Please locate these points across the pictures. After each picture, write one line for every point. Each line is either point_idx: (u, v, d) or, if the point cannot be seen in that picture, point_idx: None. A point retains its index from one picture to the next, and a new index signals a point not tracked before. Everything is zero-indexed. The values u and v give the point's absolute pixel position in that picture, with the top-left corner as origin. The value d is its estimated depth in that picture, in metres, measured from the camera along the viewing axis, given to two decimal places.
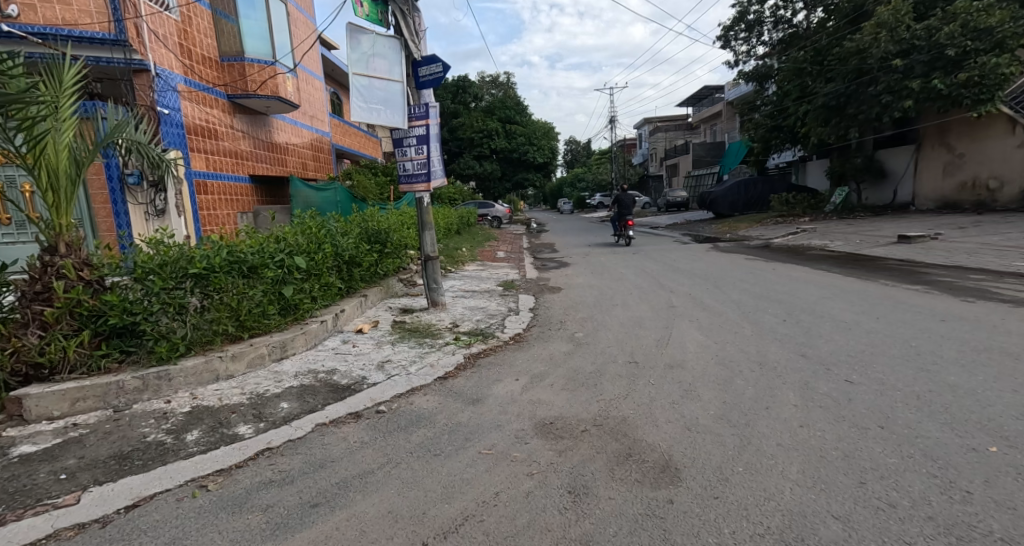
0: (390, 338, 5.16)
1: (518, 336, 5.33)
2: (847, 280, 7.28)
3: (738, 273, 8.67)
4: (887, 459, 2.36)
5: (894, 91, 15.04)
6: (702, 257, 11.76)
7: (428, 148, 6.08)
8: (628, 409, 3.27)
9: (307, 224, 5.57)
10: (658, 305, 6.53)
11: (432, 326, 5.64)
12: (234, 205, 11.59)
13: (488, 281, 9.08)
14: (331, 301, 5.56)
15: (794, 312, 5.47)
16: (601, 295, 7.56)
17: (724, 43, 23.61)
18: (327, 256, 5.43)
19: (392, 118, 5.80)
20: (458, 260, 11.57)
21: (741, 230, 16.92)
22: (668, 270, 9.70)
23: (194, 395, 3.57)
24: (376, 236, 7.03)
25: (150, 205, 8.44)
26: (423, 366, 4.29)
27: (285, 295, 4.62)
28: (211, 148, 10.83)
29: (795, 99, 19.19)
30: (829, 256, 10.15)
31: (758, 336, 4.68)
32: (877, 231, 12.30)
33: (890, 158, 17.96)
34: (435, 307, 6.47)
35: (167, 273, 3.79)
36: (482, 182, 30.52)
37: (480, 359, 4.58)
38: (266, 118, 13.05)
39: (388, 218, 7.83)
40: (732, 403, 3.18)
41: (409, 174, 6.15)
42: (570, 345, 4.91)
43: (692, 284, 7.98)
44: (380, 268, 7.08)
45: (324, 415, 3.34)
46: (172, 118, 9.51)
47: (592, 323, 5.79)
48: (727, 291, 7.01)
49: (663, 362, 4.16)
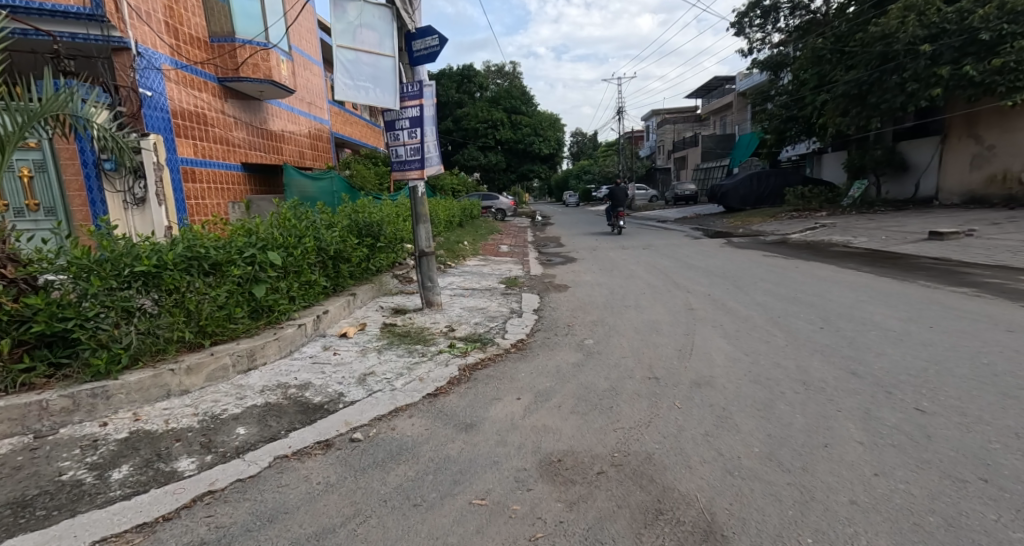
0: (376, 344, 4.60)
1: (521, 342, 4.77)
2: (883, 281, 6.67)
3: (759, 271, 8.08)
4: (1009, 534, 1.78)
5: (920, 78, 14.34)
6: (717, 253, 11.14)
7: (422, 131, 5.47)
8: (651, 443, 2.69)
9: (287, 217, 5.01)
10: (675, 307, 5.96)
11: (425, 330, 5.10)
12: (224, 194, 11.04)
13: (490, 278, 8.53)
14: (312, 302, 5.01)
15: (831, 318, 4.87)
16: (612, 294, 6.99)
17: (738, 31, 22.87)
18: (307, 251, 4.89)
19: (382, 97, 5.28)
20: (460, 254, 11.03)
21: (755, 225, 16.27)
22: (682, 267, 9.10)
23: (137, 417, 3.04)
24: (367, 229, 6.48)
25: (128, 193, 7.93)
26: (411, 380, 3.74)
27: (256, 296, 4.08)
28: (199, 133, 10.26)
29: (813, 88, 18.49)
30: (855, 254, 9.53)
31: (794, 347, 4.09)
32: (902, 227, 11.64)
33: (912, 151, 17.28)
34: (430, 307, 5.92)
35: (110, 271, 3.25)
36: (487, 174, 29.89)
37: (476, 371, 4.02)
38: (260, 104, 12.49)
39: (381, 209, 7.27)
40: (781, 437, 2.59)
41: (402, 161, 5.57)
42: (579, 354, 4.35)
43: (710, 283, 7.40)
44: (371, 264, 6.54)
45: (286, 445, 2.80)
46: (156, 101, 8.93)
47: (603, 327, 5.24)
48: (750, 293, 6.42)
49: (687, 379, 3.59)
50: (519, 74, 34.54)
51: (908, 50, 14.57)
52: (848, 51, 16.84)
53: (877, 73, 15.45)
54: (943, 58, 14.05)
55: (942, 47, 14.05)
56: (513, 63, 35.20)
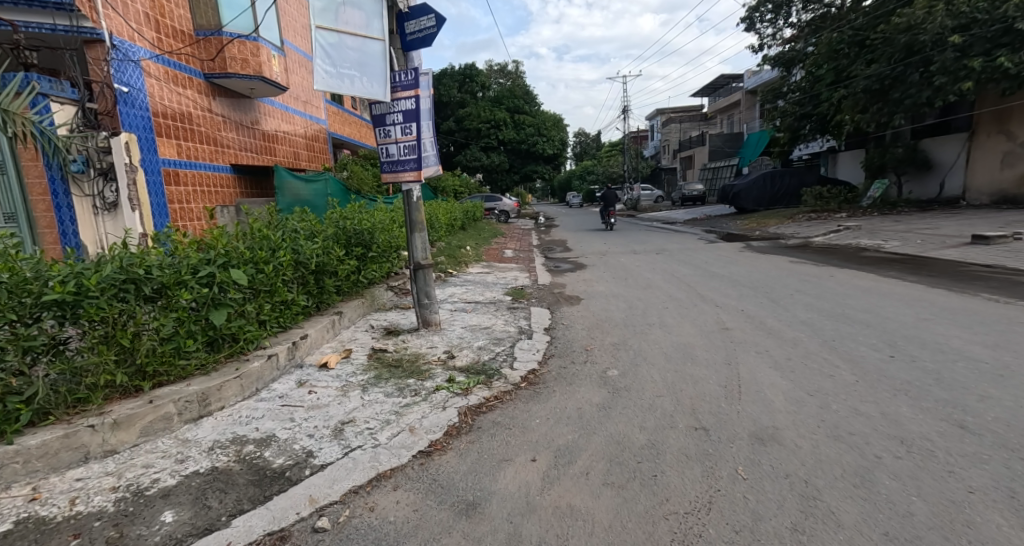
0: (361, 379, 3.86)
1: (533, 374, 4.04)
2: (939, 293, 5.94)
3: (791, 282, 7.34)
4: None
5: (949, 72, 13.62)
6: (738, 258, 10.41)
7: (417, 127, 4.73)
8: (721, 544, 2.00)
9: (260, 227, 4.30)
10: (707, 327, 5.23)
11: (420, 357, 4.37)
12: (211, 197, 10.35)
13: (494, 288, 7.82)
14: (287, 326, 4.29)
15: (899, 343, 4.15)
16: (632, 309, 6.25)
17: (748, 27, 22.12)
18: (281, 266, 4.17)
19: (369, 87, 4.54)
20: (461, 260, 10.32)
21: (772, 227, 15.51)
22: (703, 275, 8.35)
23: (35, 495, 2.32)
24: (356, 238, 5.77)
25: (97, 197, 7.28)
26: (401, 432, 3.03)
27: (214, 324, 3.36)
28: (181, 132, 9.54)
29: (829, 84, 17.71)
30: (892, 260, 8.79)
31: (869, 386, 3.36)
32: (936, 230, 10.90)
33: (936, 149, 16.48)
34: (426, 327, 5.19)
35: (6, 302, 2.51)
36: (489, 175, 29.20)
37: (479, 417, 3.29)
38: (251, 102, 11.78)
39: (373, 215, 6.56)
40: (908, 542, 1.90)
41: (394, 161, 4.86)
42: (605, 391, 3.65)
43: (740, 295, 6.66)
44: (361, 277, 5.83)
45: (225, 541, 2.08)
46: (132, 97, 8.21)
47: (626, 352, 4.54)
48: (790, 308, 5.71)
49: (745, 429, 2.89)
50: (522, 74, 33.90)
51: (935, 41, 13.83)
52: (868, 44, 16.09)
53: (901, 67, 14.71)
54: (973, 50, 13.39)
55: (973, 38, 13.40)
56: (515, 62, 34.54)
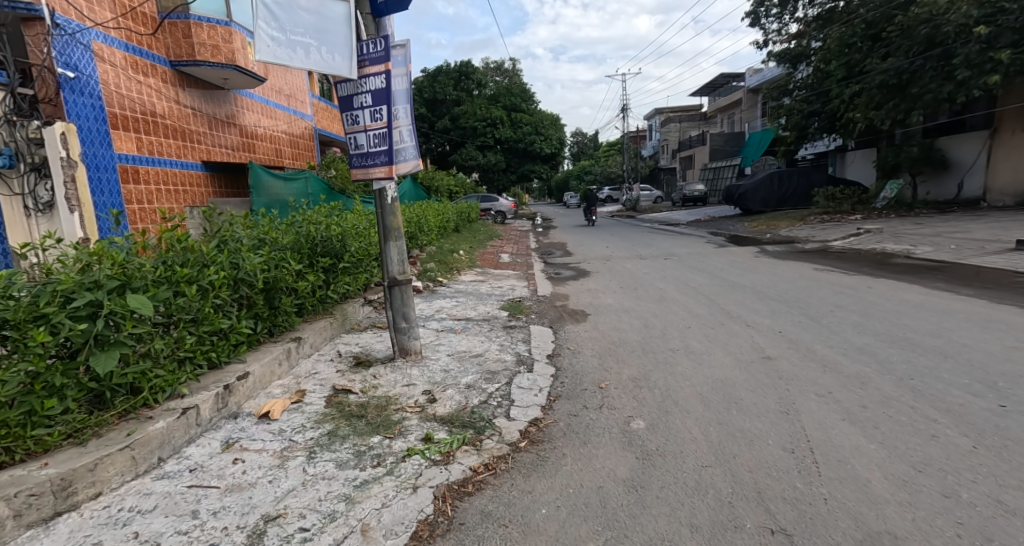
0: (310, 438, 2.93)
1: (535, 428, 3.15)
2: (1011, 310, 5.05)
3: (825, 294, 6.44)
4: None
5: (973, 65, 12.91)
6: (754, 264, 9.52)
7: (387, 111, 3.80)
8: None
9: (189, 238, 3.41)
10: (744, 356, 4.32)
11: (392, 401, 3.46)
12: (178, 196, 9.41)
13: (489, 301, 6.92)
14: (221, 363, 3.37)
15: (1001, 385, 3.24)
16: (648, 330, 5.35)
17: (753, 22, 21.32)
18: (212, 286, 3.26)
19: (329, 59, 3.63)
20: (453, 266, 9.41)
21: (783, 230, 14.68)
22: (723, 285, 7.48)
23: None
24: (323, 246, 4.85)
25: (29, 197, 6.42)
26: (347, 537, 2.12)
27: (97, 374, 2.46)
28: (142, 124, 8.57)
29: (839, 80, 16.85)
30: (931, 268, 7.92)
31: (996, 456, 2.45)
32: (969, 234, 10.06)
33: (953, 148, 15.82)
34: (405, 357, 4.27)
35: None
36: (486, 174, 28.32)
37: (462, 503, 2.39)
38: (227, 94, 10.84)
39: (345, 218, 5.64)
40: None
41: (363, 153, 3.94)
42: (632, 459, 2.75)
43: (771, 311, 5.78)
44: (329, 292, 4.92)
45: None
46: (79, 84, 7.25)
47: (650, 394, 3.64)
48: (837, 330, 4.83)
49: (850, 538, 1.99)
50: (519, 72, 33.22)
51: (958, 32, 13.06)
52: (883, 37, 15.33)
53: (920, 60, 13.91)
54: (1000, 42, 12.67)
55: (999, 29, 12.65)
56: (512, 59, 33.72)
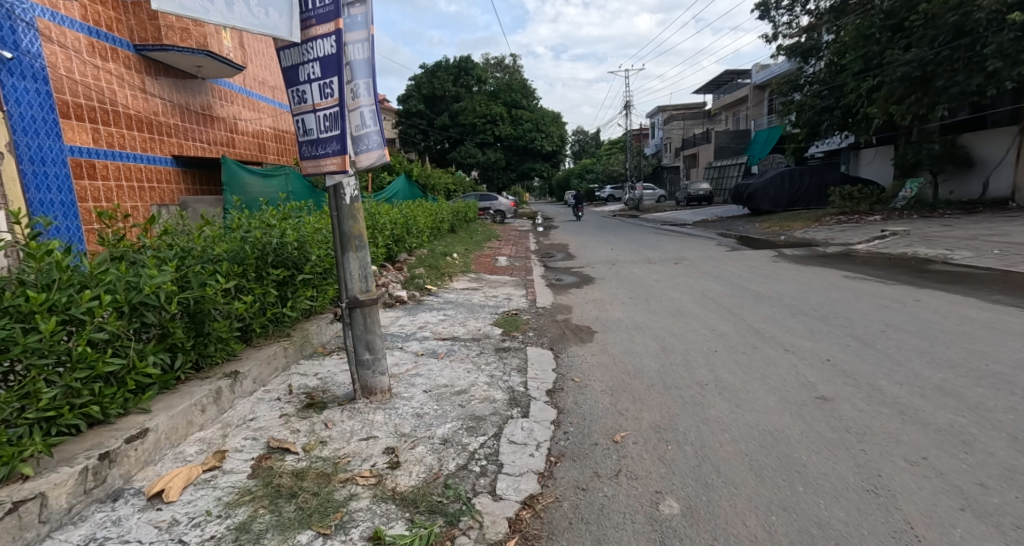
0: (210, 537, 2.05)
1: (529, 515, 2.29)
2: None
3: (868, 309, 5.58)
4: None
5: (1006, 55, 12.05)
6: (776, 271, 8.64)
7: (339, 83, 2.93)
8: None
9: (66, 249, 2.53)
10: (792, 397, 3.44)
11: (340, 467, 2.59)
12: (145, 194, 8.53)
13: (481, 315, 6.04)
14: (109, 418, 2.50)
15: None
16: (667, 354, 4.48)
17: (763, 14, 20.42)
18: (94, 313, 2.39)
19: (260, 12, 2.78)
20: (444, 271, 8.54)
21: (800, 231, 13.80)
22: (746, 296, 6.63)
23: None
24: (276, 254, 3.99)
25: None
26: None
27: None
28: (101, 114, 7.70)
29: (856, 74, 15.97)
30: (982, 276, 7.03)
31: None
32: (1010, 238, 9.19)
33: (978, 144, 14.95)
34: (370, 395, 3.41)
35: None
36: (485, 172, 27.44)
37: None
38: (202, 83, 9.96)
39: (309, 221, 4.76)
40: None
41: (312, 140, 3.09)
42: None
43: (810, 330, 4.92)
44: (282, 310, 4.06)
45: None
46: (20, 66, 6.37)
47: (681, 454, 2.76)
48: (900, 358, 3.97)
49: None
50: (519, 68, 32.39)
51: (989, 20, 12.19)
52: (904, 27, 14.47)
53: (946, 51, 13.04)
54: None
55: None
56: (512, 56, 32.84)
